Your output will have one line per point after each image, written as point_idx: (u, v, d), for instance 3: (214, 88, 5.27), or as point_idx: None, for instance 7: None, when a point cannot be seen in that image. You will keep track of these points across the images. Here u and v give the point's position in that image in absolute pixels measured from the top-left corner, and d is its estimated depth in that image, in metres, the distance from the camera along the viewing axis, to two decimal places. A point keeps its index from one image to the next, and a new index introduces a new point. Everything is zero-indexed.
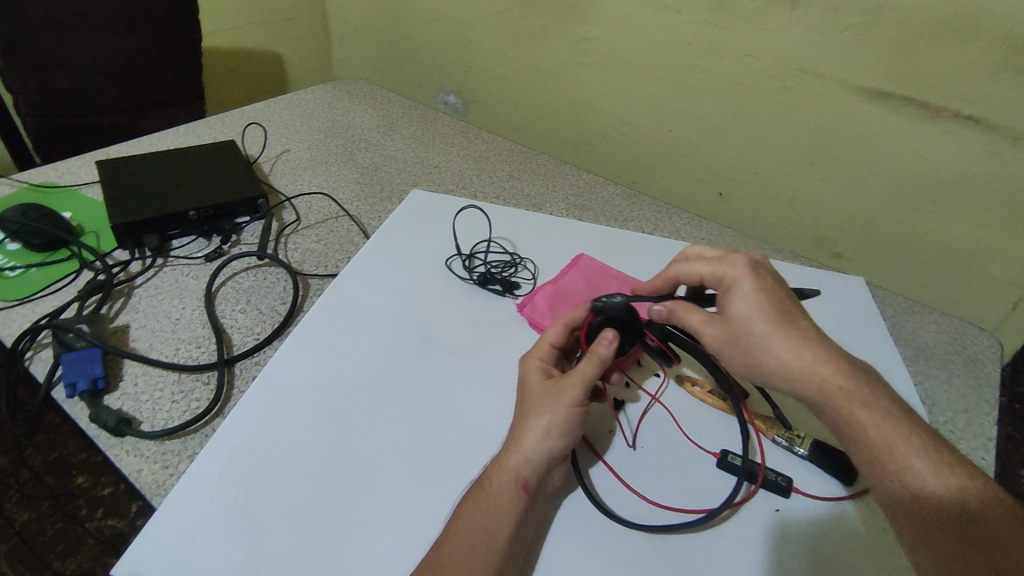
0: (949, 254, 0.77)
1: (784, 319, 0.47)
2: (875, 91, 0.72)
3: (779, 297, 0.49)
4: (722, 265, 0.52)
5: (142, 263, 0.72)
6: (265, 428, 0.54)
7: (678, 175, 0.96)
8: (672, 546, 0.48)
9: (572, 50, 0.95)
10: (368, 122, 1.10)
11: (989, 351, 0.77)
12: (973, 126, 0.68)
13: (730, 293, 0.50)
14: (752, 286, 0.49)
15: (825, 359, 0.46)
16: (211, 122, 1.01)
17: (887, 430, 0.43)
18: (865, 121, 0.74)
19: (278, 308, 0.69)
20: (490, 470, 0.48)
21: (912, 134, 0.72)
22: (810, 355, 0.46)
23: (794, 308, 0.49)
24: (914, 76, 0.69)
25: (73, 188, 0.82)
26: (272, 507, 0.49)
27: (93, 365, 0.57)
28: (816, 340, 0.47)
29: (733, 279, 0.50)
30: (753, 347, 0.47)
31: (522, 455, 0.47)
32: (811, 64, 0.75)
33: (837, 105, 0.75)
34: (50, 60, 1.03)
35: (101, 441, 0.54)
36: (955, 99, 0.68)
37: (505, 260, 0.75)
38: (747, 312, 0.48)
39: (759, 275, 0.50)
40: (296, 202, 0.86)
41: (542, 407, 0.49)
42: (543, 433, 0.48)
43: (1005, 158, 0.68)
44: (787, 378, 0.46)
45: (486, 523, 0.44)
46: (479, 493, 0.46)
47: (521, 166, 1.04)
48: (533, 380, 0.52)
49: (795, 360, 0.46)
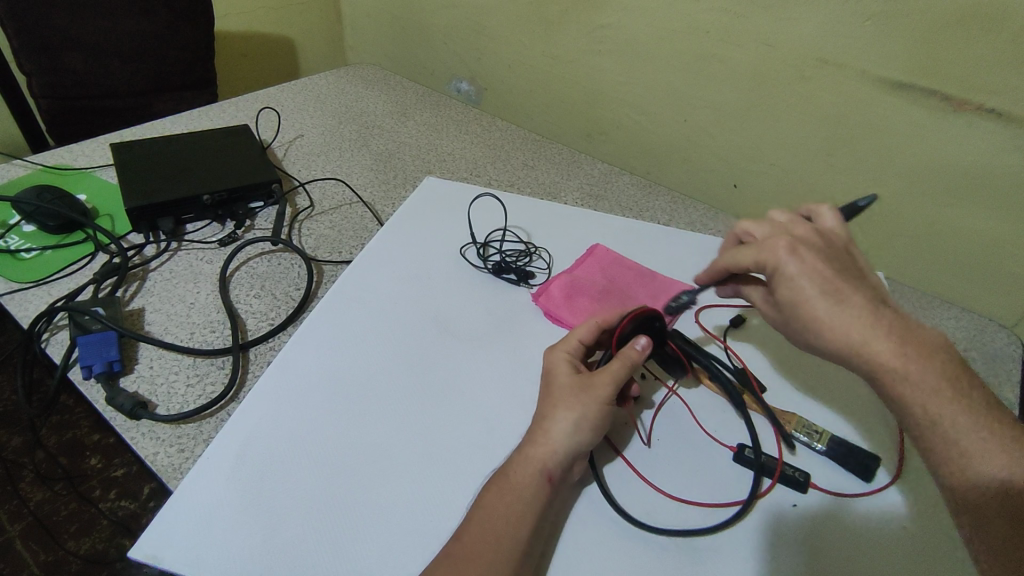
0: (970, 250, 0.76)
1: (841, 301, 0.46)
2: (897, 83, 0.71)
3: (832, 279, 0.47)
4: (763, 251, 0.50)
5: (156, 247, 0.72)
6: (278, 416, 0.54)
7: (695, 166, 0.94)
8: (691, 537, 0.48)
9: (587, 38, 0.94)
10: (381, 108, 1.09)
11: (1009, 349, 0.76)
12: (996, 118, 0.67)
13: (778, 280, 0.49)
14: (799, 271, 0.48)
15: (881, 338, 0.44)
16: (224, 106, 1.00)
17: (947, 412, 0.41)
18: (888, 114, 0.73)
19: (291, 294, 0.69)
20: (514, 461, 0.47)
21: (934, 126, 0.71)
22: (868, 335, 0.44)
23: (850, 285, 0.47)
24: (936, 68, 0.68)
25: (87, 170, 0.82)
26: (286, 493, 0.49)
27: (109, 347, 0.57)
28: (880, 319, 0.45)
29: (775, 263, 0.49)
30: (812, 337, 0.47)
31: (548, 448, 0.47)
32: (833, 55, 0.73)
33: (858, 96, 0.74)
34: (64, 42, 1.03)
35: (116, 424, 0.54)
36: (980, 92, 0.66)
37: (520, 249, 0.74)
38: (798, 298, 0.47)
39: (805, 259, 0.48)
40: (309, 187, 0.86)
41: (570, 401, 0.49)
42: (572, 427, 0.48)
43: None
44: (843, 359, 0.45)
45: (509, 513, 0.44)
46: (503, 483, 0.46)
47: (535, 154, 1.03)
48: (557, 371, 0.52)
49: (850, 342, 0.45)
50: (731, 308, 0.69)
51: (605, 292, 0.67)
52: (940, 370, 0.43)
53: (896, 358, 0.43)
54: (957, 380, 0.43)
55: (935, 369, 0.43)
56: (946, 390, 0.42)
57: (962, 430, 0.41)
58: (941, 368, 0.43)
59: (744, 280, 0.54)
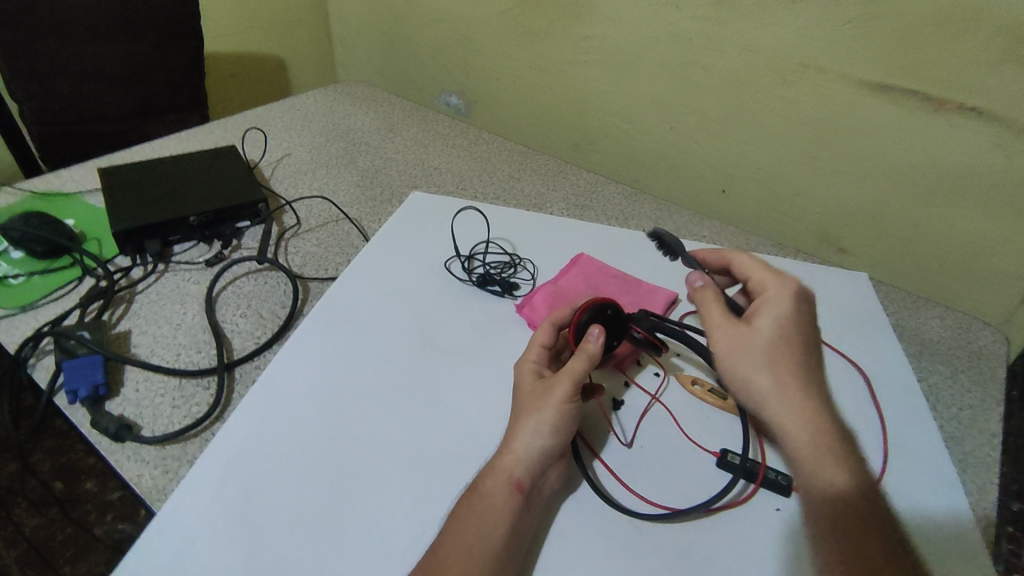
0: (955, 247, 0.76)
1: (795, 351, 0.48)
2: (878, 84, 0.72)
3: (805, 334, 0.50)
4: (771, 284, 0.53)
5: (144, 269, 0.72)
6: (265, 434, 0.54)
7: (682, 173, 0.95)
8: (672, 545, 0.48)
9: (573, 49, 0.95)
10: (368, 124, 1.10)
11: (994, 346, 0.76)
12: (978, 117, 0.67)
13: (760, 310, 0.51)
14: (786, 313, 0.50)
15: (804, 389, 0.47)
16: (212, 126, 1.01)
17: (825, 468, 0.44)
18: (869, 116, 0.74)
19: (277, 312, 0.69)
20: (485, 473, 0.49)
21: (916, 126, 0.71)
22: (796, 380, 0.47)
23: (812, 346, 0.50)
24: (917, 69, 0.68)
25: (76, 195, 0.83)
26: (271, 512, 0.49)
27: (95, 371, 0.57)
28: (813, 380, 0.48)
29: (770, 295, 0.52)
30: (751, 364, 0.48)
31: (515, 457, 0.48)
32: (814, 59, 0.74)
33: (841, 99, 0.75)
34: (56, 69, 1.04)
35: (101, 447, 0.54)
36: (961, 91, 0.67)
37: (505, 261, 0.74)
38: (766, 330, 0.49)
39: (798, 305, 0.51)
40: (296, 205, 0.87)
41: (531, 407, 0.51)
42: (535, 432, 0.49)
43: (1013, 149, 0.67)
44: (767, 392, 0.47)
45: (480, 523, 0.45)
46: (477, 494, 0.47)
47: (520, 166, 1.04)
48: (521, 380, 0.54)
49: (778, 376, 0.47)
50: None
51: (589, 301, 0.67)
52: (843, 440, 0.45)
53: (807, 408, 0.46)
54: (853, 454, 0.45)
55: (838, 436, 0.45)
56: (836, 454, 0.44)
57: (834, 486, 0.43)
58: (845, 440, 0.45)
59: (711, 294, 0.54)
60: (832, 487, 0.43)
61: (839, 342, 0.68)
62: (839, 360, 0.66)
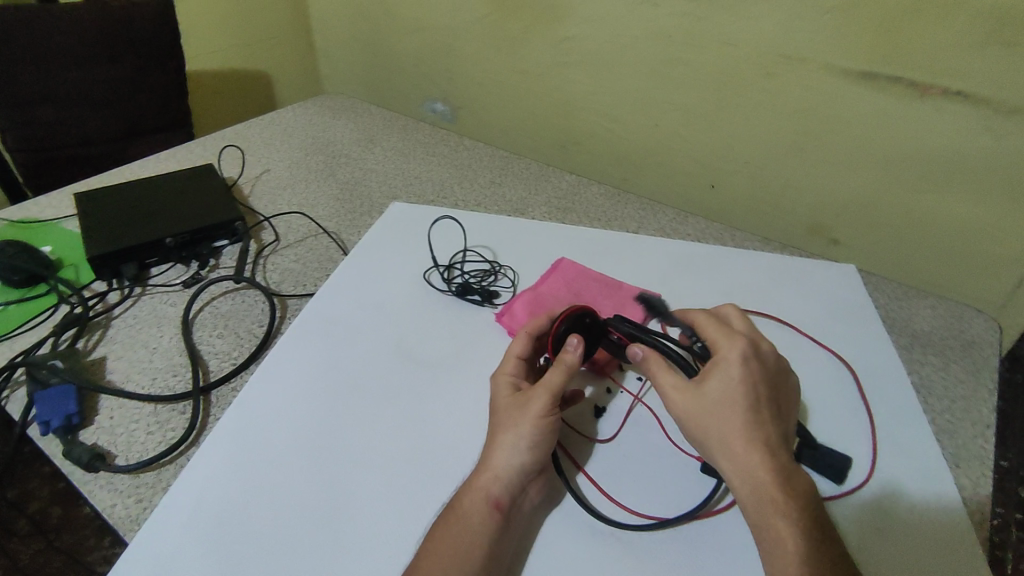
0: (945, 234, 0.75)
1: (751, 411, 0.47)
2: (861, 72, 0.70)
3: (759, 394, 0.48)
4: (724, 340, 0.51)
5: (120, 293, 0.72)
6: (241, 459, 0.53)
7: (669, 170, 0.94)
8: (653, 554, 0.47)
9: (554, 50, 0.94)
10: (349, 136, 1.10)
11: (988, 333, 0.75)
12: (963, 101, 0.66)
13: (713, 368, 0.49)
14: (739, 372, 0.48)
15: (757, 451, 0.45)
16: (192, 146, 1.01)
17: (786, 533, 0.43)
18: (853, 104, 0.73)
19: (255, 331, 0.68)
20: (462, 491, 0.48)
21: (901, 113, 0.70)
22: (748, 442, 0.46)
23: (770, 404, 0.48)
24: (899, 55, 0.67)
25: (53, 221, 0.82)
26: (245, 538, 0.48)
27: (67, 401, 0.56)
28: (769, 442, 0.46)
29: (721, 356, 0.50)
30: (707, 428, 0.47)
31: (493, 474, 0.47)
32: (796, 50, 0.73)
33: (824, 89, 0.74)
34: (36, 95, 1.04)
35: (75, 478, 0.53)
36: (945, 75, 0.66)
37: (484, 268, 0.74)
38: (720, 391, 0.48)
39: (749, 365, 0.49)
40: (275, 221, 0.86)
41: (509, 422, 0.50)
42: (512, 448, 0.48)
43: (1000, 132, 0.66)
44: (723, 457, 0.46)
45: (457, 544, 0.44)
46: (455, 513, 0.46)
47: (502, 171, 1.03)
48: (498, 395, 0.53)
49: (728, 438, 0.46)
50: None
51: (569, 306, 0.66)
52: (796, 500, 0.44)
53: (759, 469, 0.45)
54: (808, 513, 0.44)
55: (792, 496, 0.44)
56: (789, 515, 0.43)
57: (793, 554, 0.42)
58: (802, 504, 0.44)
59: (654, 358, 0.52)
60: (786, 546, 0.42)
61: (826, 336, 0.67)
62: (826, 355, 0.65)
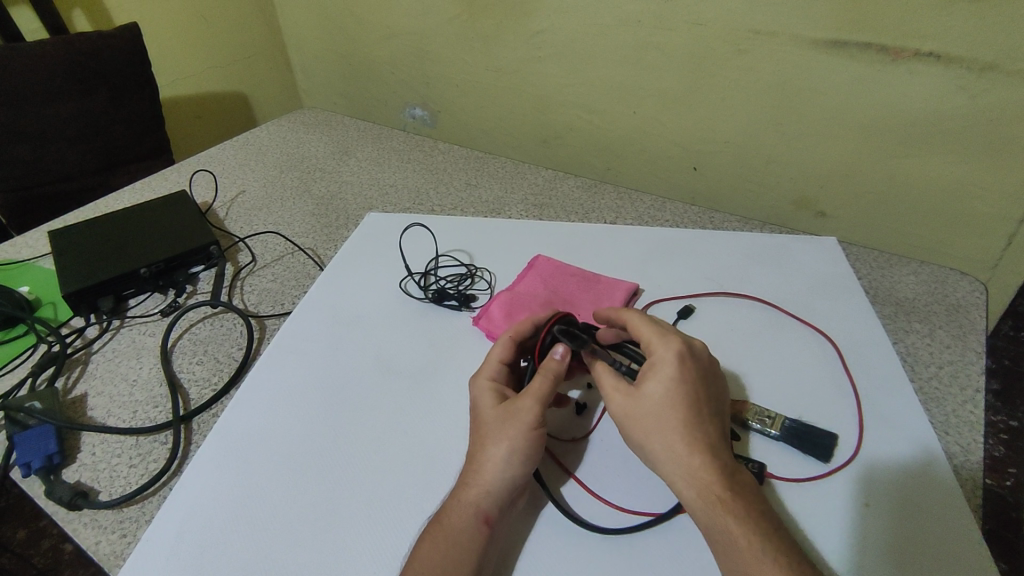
0: (929, 197, 0.74)
1: (690, 412, 0.46)
2: (830, 42, 0.69)
3: (696, 394, 0.48)
4: (658, 341, 0.51)
5: (98, 327, 0.72)
6: (225, 485, 0.53)
7: (649, 156, 0.93)
8: (638, 550, 0.46)
9: (525, 46, 0.93)
10: (323, 150, 1.09)
11: (973, 295, 0.74)
12: (936, 62, 0.65)
13: (650, 371, 0.49)
14: (676, 373, 0.48)
15: (700, 451, 0.45)
16: (166, 173, 1.01)
17: (737, 531, 0.42)
18: (825, 74, 0.72)
19: (234, 355, 0.68)
20: (449, 505, 0.47)
21: (875, 79, 0.69)
22: (689, 445, 0.45)
23: (708, 404, 0.48)
24: (868, 21, 0.66)
25: (30, 261, 0.82)
26: (229, 564, 0.47)
27: (48, 441, 0.56)
28: (712, 441, 0.46)
29: (656, 358, 0.49)
30: (649, 433, 0.46)
31: (483, 489, 0.47)
32: (764, 25, 0.72)
33: (796, 61, 0.73)
34: (10, 136, 1.04)
35: (59, 518, 0.53)
36: (915, 38, 0.65)
37: (461, 272, 0.73)
38: (659, 394, 0.47)
39: (686, 365, 0.49)
40: (251, 242, 0.86)
41: (497, 433, 0.49)
42: (502, 462, 0.47)
43: (976, 90, 0.65)
44: (666, 461, 0.45)
45: (445, 562, 0.43)
46: (443, 529, 0.45)
47: (478, 172, 1.02)
48: (481, 404, 0.51)
49: (671, 442, 0.45)
50: (679, 301, 0.68)
51: (546, 304, 0.65)
52: (742, 496, 0.43)
53: (703, 470, 0.44)
54: (755, 508, 0.43)
55: (739, 493, 0.43)
56: (738, 513, 0.43)
57: (748, 553, 0.41)
58: (750, 500, 0.44)
59: (600, 365, 0.51)
60: (734, 544, 0.42)
61: (811, 312, 0.66)
62: (809, 332, 0.64)
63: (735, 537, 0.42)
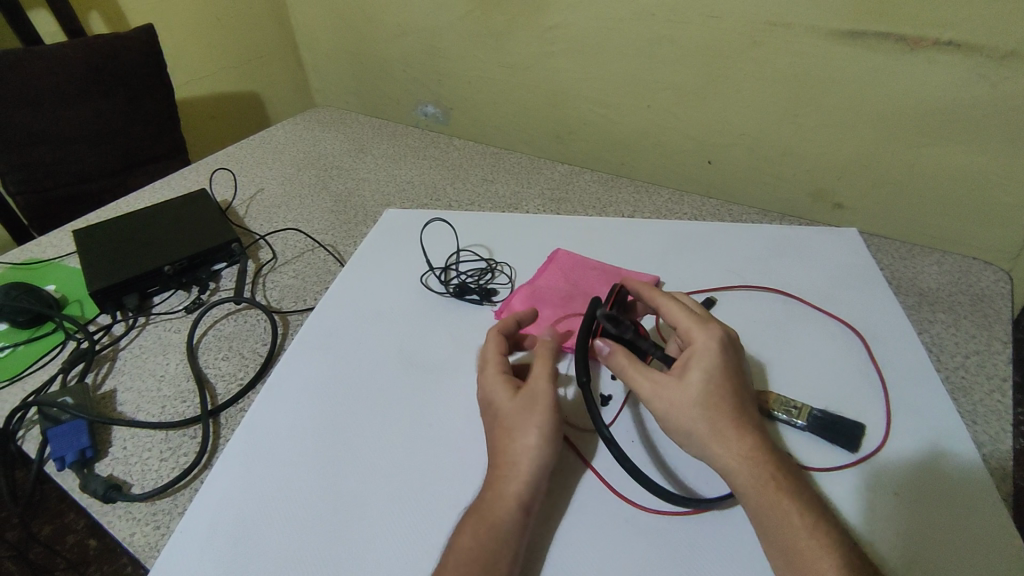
0: (950, 187, 0.73)
1: (733, 399, 0.47)
2: (848, 32, 0.69)
3: (736, 383, 0.49)
4: (698, 329, 0.51)
5: (125, 324, 0.73)
6: (254, 478, 0.53)
7: (665, 149, 0.93)
8: (677, 545, 0.46)
9: (538, 41, 0.93)
10: (339, 148, 1.10)
11: (998, 285, 0.74)
12: (956, 51, 0.64)
13: (692, 360, 0.49)
14: (719, 361, 0.49)
15: (748, 435, 0.46)
16: (184, 173, 1.02)
17: (790, 510, 0.43)
18: (843, 65, 0.71)
19: (259, 350, 0.69)
20: (487, 496, 0.46)
21: (894, 69, 0.69)
22: (737, 429, 0.46)
23: (746, 392, 0.49)
24: (886, 10, 0.66)
25: (56, 261, 0.83)
26: (261, 555, 0.48)
27: (80, 435, 0.57)
28: (756, 426, 0.47)
29: (697, 347, 0.50)
30: (694, 420, 0.47)
31: (521, 480, 0.47)
32: (780, 16, 0.72)
33: (813, 52, 0.72)
34: (32, 138, 1.05)
35: (93, 510, 0.54)
36: (934, 27, 0.64)
37: (481, 267, 0.73)
38: (703, 381, 0.48)
39: (727, 353, 0.50)
40: (271, 239, 0.87)
41: (524, 423, 0.49)
42: (535, 452, 0.48)
43: (997, 78, 0.64)
44: (714, 445, 0.46)
45: (489, 554, 0.43)
46: (477, 521, 0.45)
47: (494, 167, 1.02)
48: (505, 398, 0.51)
49: (719, 428, 0.46)
50: (701, 293, 0.68)
51: (568, 297, 0.66)
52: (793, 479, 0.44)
53: (754, 454, 0.45)
54: (805, 489, 0.44)
55: (788, 475, 0.45)
56: (787, 492, 0.44)
57: (800, 531, 0.42)
58: (796, 481, 0.45)
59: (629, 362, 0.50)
60: (791, 525, 0.42)
61: (832, 303, 0.66)
62: (832, 323, 0.64)
63: (791, 517, 0.42)
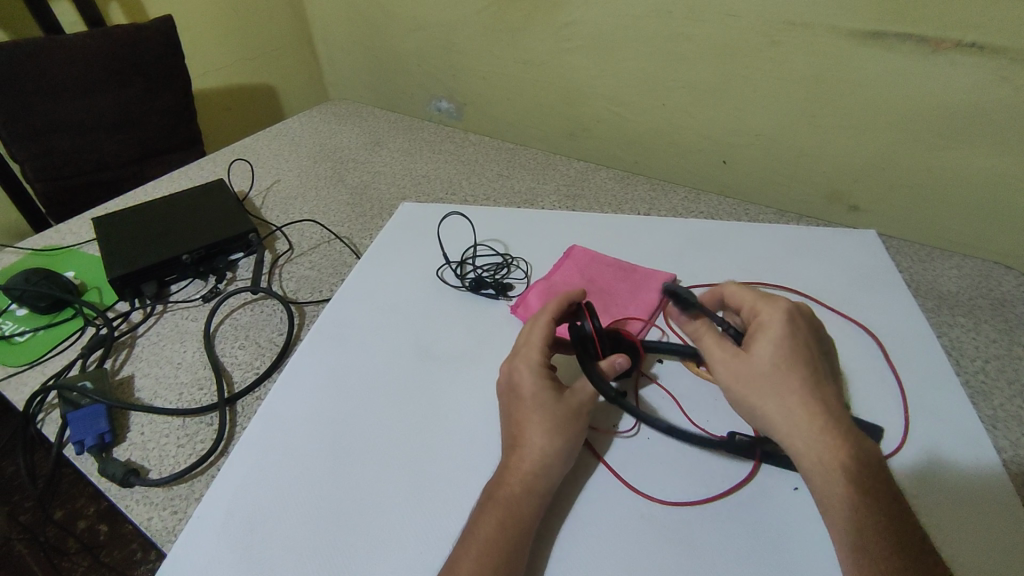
0: (971, 191, 0.73)
1: (802, 372, 0.47)
2: (871, 32, 0.68)
3: (808, 352, 0.48)
4: (764, 304, 0.50)
5: (142, 311, 0.73)
6: (270, 465, 0.54)
7: (681, 148, 0.93)
8: (695, 543, 0.46)
9: (554, 37, 0.93)
10: (355, 141, 1.10)
11: (1018, 290, 0.73)
12: (979, 53, 0.64)
13: (759, 333, 0.49)
14: (785, 333, 0.48)
15: (816, 410, 0.45)
16: (201, 164, 1.02)
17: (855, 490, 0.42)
18: (864, 65, 0.71)
19: (275, 340, 0.69)
20: (513, 488, 0.46)
21: (915, 70, 0.68)
22: (804, 405, 0.45)
23: (818, 363, 0.48)
24: (908, 11, 0.65)
25: (75, 248, 0.84)
26: (278, 542, 0.48)
27: (98, 420, 0.58)
28: (824, 401, 0.46)
29: (763, 320, 0.49)
30: (762, 395, 0.46)
31: (550, 482, 0.47)
32: (800, 15, 0.71)
33: (833, 53, 0.72)
34: (51, 127, 1.06)
35: (111, 494, 0.54)
36: (957, 29, 0.63)
37: (496, 262, 0.73)
38: (771, 355, 0.47)
39: (794, 325, 0.49)
40: (287, 230, 0.87)
41: (563, 429, 0.49)
42: (566, 459, 0.48)
43: (1020, 82, 0.63)
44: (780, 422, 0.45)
45: (512, 550, 0.43)
46: (502, 511, 0.45)
47: (509, 163, 1.02)
48: (547, 395, 0.50)
49: (786, 404, 0.45)
50: None
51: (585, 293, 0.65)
52: (852, 453, 0.43)
53: (821, 430, 0.44)
54: (870, 465, 0.43)
55: (854, 451, 0.44)
56: (852, 471, 0.43)
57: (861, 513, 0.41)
58: (863, 458, 0.44)
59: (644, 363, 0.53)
60: (849, 506, 0.42)
61: (850, 305, 0.66)
62: (849, 324, 0.63)
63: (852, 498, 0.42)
